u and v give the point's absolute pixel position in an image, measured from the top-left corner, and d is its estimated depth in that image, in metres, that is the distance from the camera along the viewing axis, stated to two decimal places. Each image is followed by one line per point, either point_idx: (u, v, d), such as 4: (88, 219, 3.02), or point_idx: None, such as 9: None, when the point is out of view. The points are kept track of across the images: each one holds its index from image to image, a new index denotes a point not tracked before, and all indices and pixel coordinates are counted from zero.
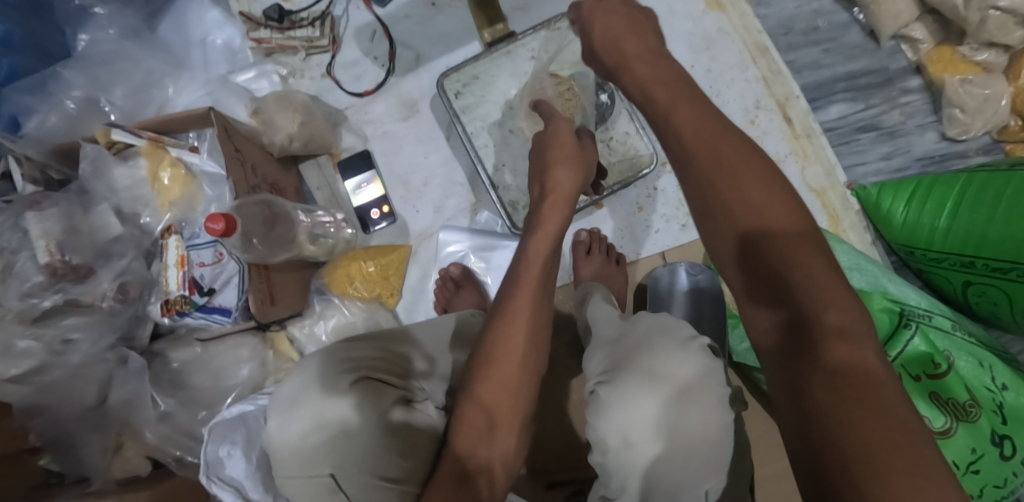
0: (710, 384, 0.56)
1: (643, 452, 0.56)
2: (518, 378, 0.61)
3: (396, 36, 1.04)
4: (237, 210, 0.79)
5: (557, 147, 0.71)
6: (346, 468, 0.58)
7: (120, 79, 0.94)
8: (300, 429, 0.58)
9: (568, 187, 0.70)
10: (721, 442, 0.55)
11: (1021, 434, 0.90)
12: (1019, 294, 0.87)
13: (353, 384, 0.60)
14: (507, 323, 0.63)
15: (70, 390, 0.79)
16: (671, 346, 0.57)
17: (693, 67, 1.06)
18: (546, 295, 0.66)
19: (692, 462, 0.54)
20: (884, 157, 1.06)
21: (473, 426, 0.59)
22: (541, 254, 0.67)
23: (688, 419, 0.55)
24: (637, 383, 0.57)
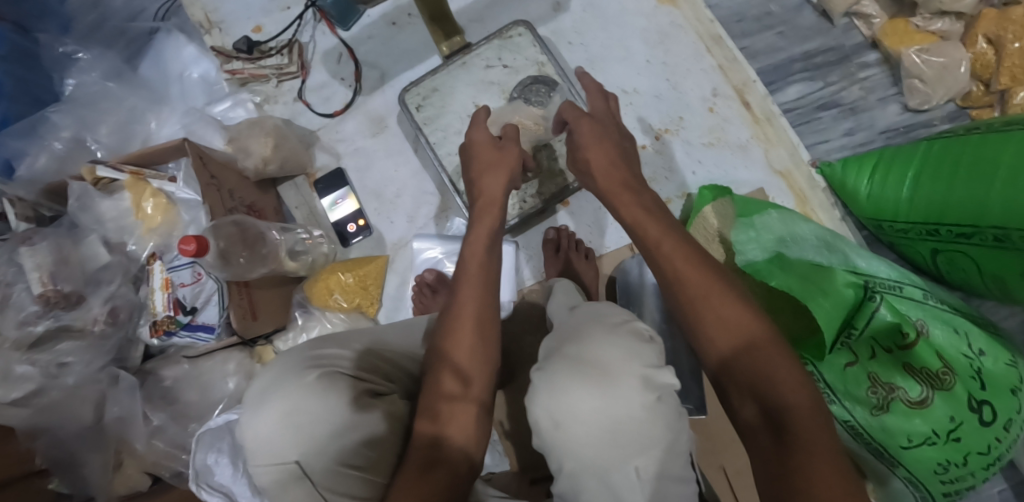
0: (637, 363, 0.50)
1: (575, 434, 0.49)
2: (473, 367, 0.61)
3: (361, 56, 1.09)
4: (212, 231, 0.84)
5: (479, 162, 0.76)
6: (312, 455, 0.55)
7: (107, 118, 1.01)
8: (269, 419, 0.55)
9: (496, 192, 0.74)
10: (650, 424, 0.49)
11: (1000, 398, 0.88)
12: (987, 258, 0.87)
13: (321, 375, 0.58)
14: (456, 322, 0.63)
15: (67, 411, 0.83)
16: (598, 330, 0.53)
17: (650, 62, 1.08)
18: (494, 292, 0.67)
19: (618, 441, 0.48)
20: (846, 134, 1.06)
21: (432, 407, 0.59)
22: (480, 255, 0.69)
23: (612, 402, 0.48)
24: (568, 364, 0.51)
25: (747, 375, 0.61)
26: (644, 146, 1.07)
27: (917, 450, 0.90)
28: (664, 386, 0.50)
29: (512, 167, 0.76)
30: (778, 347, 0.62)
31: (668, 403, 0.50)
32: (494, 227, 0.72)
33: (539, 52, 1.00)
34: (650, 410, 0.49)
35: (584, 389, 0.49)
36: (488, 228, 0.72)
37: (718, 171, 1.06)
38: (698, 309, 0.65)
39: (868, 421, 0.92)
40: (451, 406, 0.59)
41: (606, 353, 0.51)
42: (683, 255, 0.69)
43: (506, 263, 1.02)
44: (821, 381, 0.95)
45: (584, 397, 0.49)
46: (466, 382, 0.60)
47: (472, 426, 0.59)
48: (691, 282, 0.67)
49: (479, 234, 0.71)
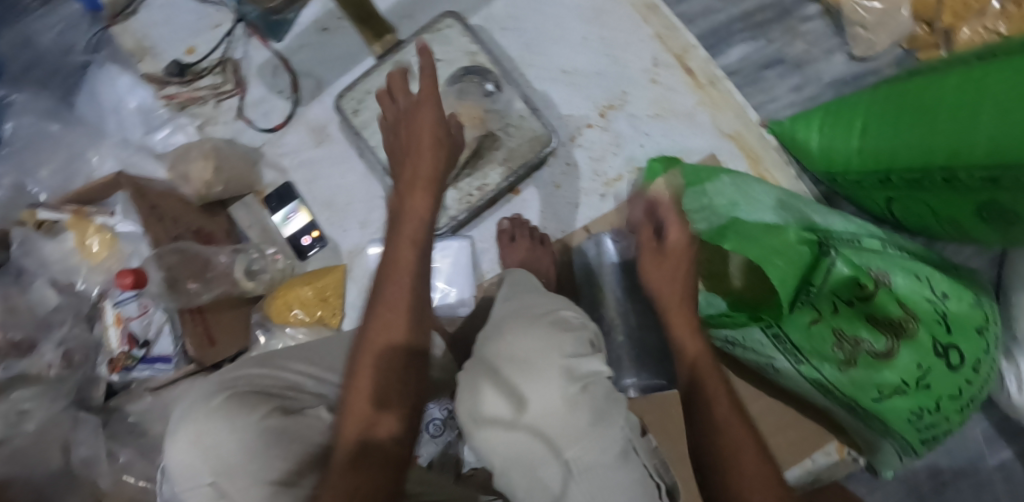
0: (553, 355, 0.51)
1: (496, 433, 0.49)
2: (401, 360, 0.59)
3: (296, 67, 1.08)
4: (155, 260, 0.84)
5: (418, 138, 0.67)
6: (225, 474, 0.55)
7: (46, 160, 0.99)
8: (177, 445, 0.56)
9: (433, 172, 0.66)
10: (570, 413, 0.49)
11: (965, 339, 0.87)
12: (940, 201, 0.85)
13: (227, 398, 0.59)
14: (388, 308, 0.60)
15: (35, 457, 0.83)
16: (518, 324, 0.55)
17: (586, 39, 1.06)
18: (424, 276, 0.63)
19: (540, 436, 0.48)
20: (793, 90, 1.05)
21: (358, 405, 0.56)
22: (410, 235, 0.64)
23: (530, 395, 0.49)
24: (486, 364, 0.52)
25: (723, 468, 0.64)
26: (588, 125, 1.05)
27: (888, 400, 0.89)
28: (581, 374, 0.51)
29: (443, 138, 0.69)
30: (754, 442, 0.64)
31: (591, 392, 0.51)
32: (426, 205, 0.65)
33: (469, 41, 0.99)
34: (568, 401, 0.49)
35: (497, 388, 0.50)
36: (423, 205, 0.65)
37: (667, 141, 1.04)
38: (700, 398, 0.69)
39: (838, 378, 0.91)
40: (378, 401, 0.57)
41: (522, 349, 0.52)
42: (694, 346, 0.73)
43: (461, 259, 1.01)
44: (786, 343, 0.93)
45: (501, 395, 0.50)
46: (394, 375, 0.58)
47: (403, 420, 0.57)
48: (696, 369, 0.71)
49: (408, 212, 0.64)
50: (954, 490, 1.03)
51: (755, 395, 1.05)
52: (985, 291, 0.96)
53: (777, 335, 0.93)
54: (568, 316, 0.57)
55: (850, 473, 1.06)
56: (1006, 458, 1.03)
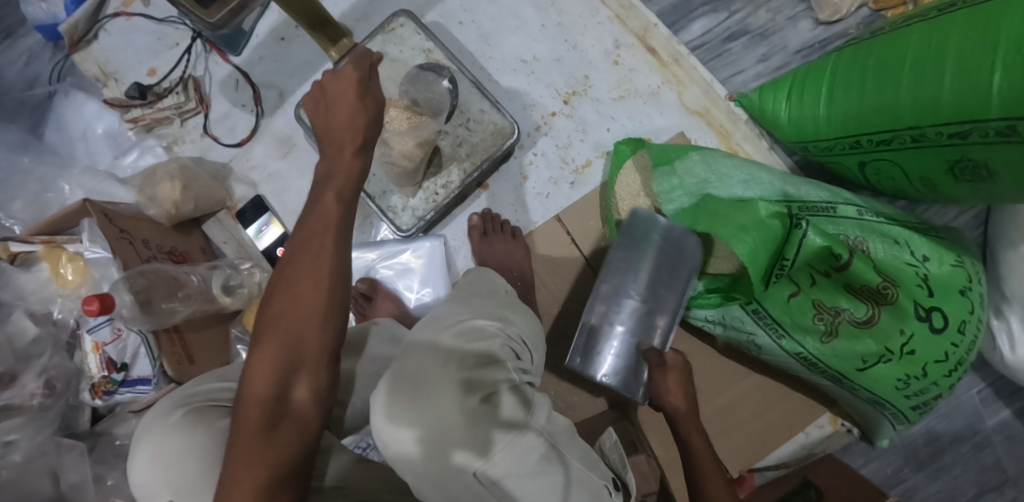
0: (453, 369, 0.52)
1: (401, 448, 0.49)
2: (320, 317, 0.57)
3: (257, 79, 1.08)
4: (125, 282, 0.83)
5: (339, 107, 0.64)
6: (184, 492, 0.53)
7: (17, 193, 0.99)
8: (141, 468, 0.55)
9: (358, 134, 0.64)
10: (471, 423, 0.48)
11: (949, 302, 0.85)
12: (911, 162, 0.83)
13: (187, 412, 0.57)
14: (307, 263, 0.59)
15: (24, 486, 0.84)
16: (419, 342, 0.56)
17: (544, 26, 1.04)
18: (348, 234, 0.61)
19: (445, 443, 0.47)
20: (760, 60, 1.03)
21: (267, 366, 0.56)
22: (335, 188, 0.62)
23: (428, 410, 0.49)
24: (387, 381, 0.53)
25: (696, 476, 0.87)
26: (553, 113, 1.04)
27: (873, 369, 0.88)
28: (485, 383, 0.51)
29: (362, 106, 0.65)
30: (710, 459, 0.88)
31: (496, 402, 0.50)
32: (357, 164, 0.64)
33: (424, 39, 0.98)
34: (465, 413, 0.48)
35: (402, 412, 0.49)
36: (352, 168, 0.63)
37: (633, 123, 1.03)
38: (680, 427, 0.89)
39: (820, 350, 0.90)
40: (295, 366, 0.56)
41: (419, 367, 0.52)
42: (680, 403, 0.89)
43: (435, 258, 1.00)
44: (765, 317, 0.92)
45: (401, 412, 0.49)
46: (304, 335, 0.57)
47: (320, 378, 0.57)
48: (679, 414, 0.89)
49: (336, 170, 0.63)
50: (953, 454, 1.01)
51: (743, 372, 1.03)
52: (969, 251, 0.93)
53: (756, 309, 0.92)
54: (477, 326, 0.58)
55: (845, 445, 1.04)
56: (1005, 417, 1.01)
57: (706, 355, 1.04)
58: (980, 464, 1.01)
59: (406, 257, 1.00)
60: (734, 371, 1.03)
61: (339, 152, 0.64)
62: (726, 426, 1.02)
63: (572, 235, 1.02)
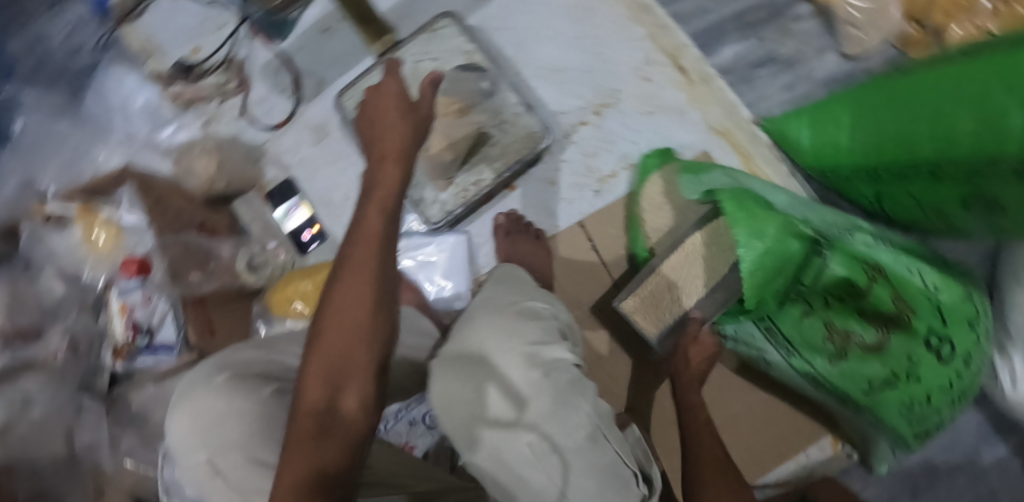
0: (515, 343, 0.57)
1: (459, 416, 0.55)
2: (366, 329, 0.60)
3: (298, 66, 1.10)
4: (160, 251, 0.92)
5: (384, 116, 0.70)
6: (221, 454, 0.57)
7: (53, 160, 1.05)
8: (179, 424, 0.58)
9: (400, 141, 0.69)
10: (531, 397, 0.54)
11: (960, 332, 0.88)
12: (927, 194, 0.86)
13: (231, 376, 0.60)
14: (350, 277, 0.61)
15: (40, 444, 0.86)
16: (483, 314, 0.61)
17: (579, 38, 1.07)
18: (392, 246, 0.64)
19: (501, 416, 0.54)
20: (785, 88, 1.06)
21: (317, 378, 0.58)
22: (378, 205, 0.65)
23: (491, 379, 0.55)
24: (451, 353, 0.58)
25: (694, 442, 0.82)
26: (583, 123, 1.07)
27: (879, 392, 0.90)
28: (543, 360, 0.56)
29: (403, 111, 0.70)
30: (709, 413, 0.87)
31: (557, 377, 0.56)
32: (398, 173, 0.67)
33: (466, 41, 1.02)
34: (528, 384, 0.54)
35: (464, 383, 0.55)
36: (393, 177, 0.67)
37: (658, 138, 1.06)
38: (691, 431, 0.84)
39: (829, 371, 0.92)
40: (342, 378, 0.59)
41: (483, 337, 0.58)
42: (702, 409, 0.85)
43: (457, 254, 1.03)
44: (777, 335, 0.94)
45: (464, 380, 0.55)
46: (351, 348, 0.59)
47: (367, 389, 0.60)
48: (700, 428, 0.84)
49: (381, 180, 0.66)
50: (949, 483, 1.04)
51: (750, 387, 1.05)
52: (978, 285, 0.96)
53: (768, 326, 0.94)
54: (533, 308, 0.62)
55: (844, 469, 1.06)
56: (1003, 453, 1.03)
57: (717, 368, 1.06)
58: (976, 496, 1.03)
59: (429, 250, 1.02)
60: (743, 385, 1.05)
61: (381, 165, 0.67)
62: (728, 439, 1.04)
63: (593, 241, 1.05)
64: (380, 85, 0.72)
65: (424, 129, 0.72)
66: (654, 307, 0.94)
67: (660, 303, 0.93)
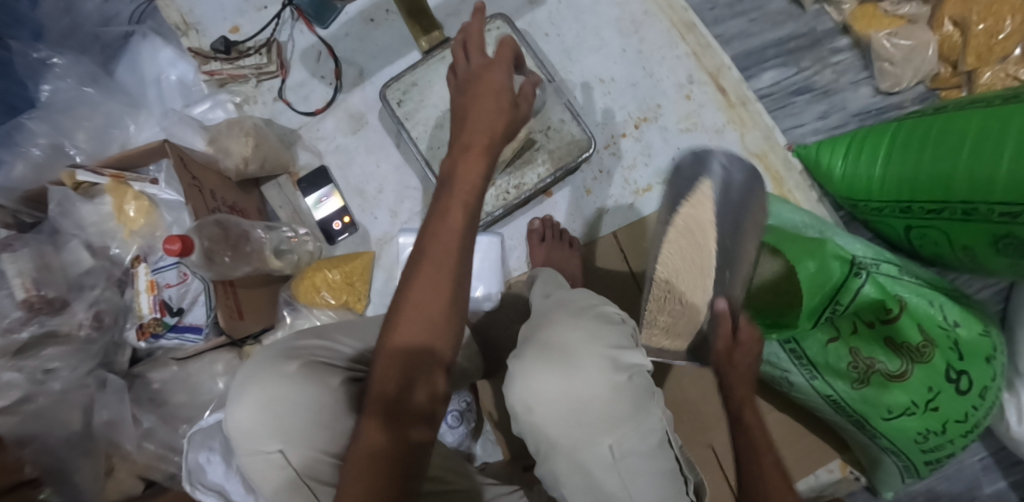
0: (599, 347, 0.59)
1: (544, 416, 0.57)
2: (443, 327, 0.62)
3: (340, 54, 1.10)
4: (195, 231, 0.83)
5: (475, 107, 0.68)
6: (294, 445, 0.61)
7: (82, 123, 0.97)
8: (246, 409, 0.62)
9: (484, 132, 0.67)
10: (614, 400, 0.57)
11: (976, 367, 0.91)
12: (957, 232, 0.89)
13: (301, 366, 0.64)
14: (430, 273, 0.62)
15: (55, 417, 0.84)
16: (563, 314, 0.62)
17: (625, 51, 1.09)
18: (473, 244, 0.64)
19: (587, 419, 0.57)
20: (820, 117, 1.09)
21: (391, 370, 0.62)
22: (461, 200, 0.65)
23: (578, 382, 0.57)
24: (532, 350, 0.60)
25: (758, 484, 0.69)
26: (623, 134, 1.08)
27: (897, 420, 0.92)
28: (625, 366, 0.59)
29: (497, 98, 0.68)
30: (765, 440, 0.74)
31: (636, 381, 0.59)
32: (480, 165, 0.66)
33: (516, 45, 1.03)
34: (613, 388, 0.57)
35: (551, 384, 0.58)
36: (476, 170, 0.66)
37: None
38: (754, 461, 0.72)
39: (850, 395, 0.94)
40: (417, 371, 0.62)
41: (567, 338, 0.59)
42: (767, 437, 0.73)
43: (490, 255, 1.05)
44: (801, 357, 0.96)
45: (550, 380, 0.58)
46: (428, 346, 0.62)
47: (439, 384, 0.63)
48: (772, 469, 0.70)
49: (463, 174, 0.65)
50: None
51: (764, 410, 1.07)
52: (992, 321, 1.00)
53: (794, 348, 0.96)
54: (608, 312, 0.64)
55: (851, 491, 1.08)
56: (1002, 487, 1.07)
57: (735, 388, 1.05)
58: None
59: None
60: (756, 405, 1.07)
61: (464, 154, 0.66)
62: None
63: (625, 252, 1.06)
64: (480, 68, 0.71)
65: (511, 129, 0.70)
66: (687, 325, 0.88)
67: (675, 317, 0.89)
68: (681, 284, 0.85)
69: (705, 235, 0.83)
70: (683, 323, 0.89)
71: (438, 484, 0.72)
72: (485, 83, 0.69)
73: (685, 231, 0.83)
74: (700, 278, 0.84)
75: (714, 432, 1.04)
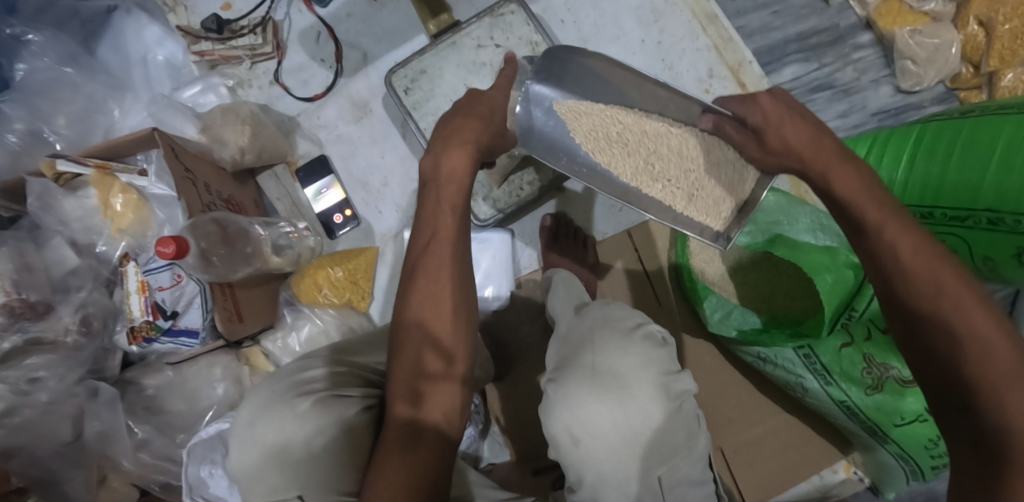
0: (652, 374, 0.64)
1: (592, 447, 0.62)
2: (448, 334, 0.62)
3: (341, 36, 1.03)
4: (190, 230, 0.76)
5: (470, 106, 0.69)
6: (311, 490, 0.61)
7: (62, 107, 0.90)
8: (261, 451, 0.63)
9: (474, 130, 0.66)
10: (664, 429, 0.62)
11: None
12: (980, 241, 0.86)
13: (313, 402, 0.64)
14: (432, 278, 0.63)
15: (45, 429, 0.79)
16: (613, 339, 0.65)
17: (644, 41, 1.05)
18: (465, 243, 0.65)
19: (638, 450, 0.62)
20: (840, 115, 1.06)
21: (403, 393, 0.60)
22: (450, 204, 0.65)
23: (632, 414, 0.62)
24: (583, 378, 0.63)
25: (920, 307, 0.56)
26: None
27: (910, 427, 0.84)
28: (675, 392, 0.63)
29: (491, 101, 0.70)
30: (921, 253, 0.57)
31: (682, 406, 0.64)
32: (465, 163, 0.65)
33: (532, 31, 0.97)
34: (664, 416, 0.62)
35: (603, 412, 0.62)
36: (460, 162, 0.65)
37: None
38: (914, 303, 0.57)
39: (864, 403, 0.86)
40: (421, 351, 0.62)
41: (620, 367, 0.63)
42: (913, 244, 0.58)
43: (501, 254, 1.01)
44: (815, 363, 0.87)
45: (604, 411, 0.62)
46: (441, 351, 0.62)
47: (453, 401, 0.62)
48: (952, 282, 0.56)
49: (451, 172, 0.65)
50: None
51: (774, 410, 1.01)
52: None
53: (807, 354, 0.87)
54: (653, 332, 0.68)
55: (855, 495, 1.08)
56: None
57: (747, 391, 1.02)
58: None
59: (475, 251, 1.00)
60: (767, 407, 1.01)
61: (449, 150, 0.65)
62: (751, 459, 1.00)
63: (639, 251, 1.04)
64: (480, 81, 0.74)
65: (493, 131, 0.69)
66: (717, 167, 0.76)
67: (703, 188, 0.77)
68: (662, 161, 0.79)
69: (618, 119, 0.79)
70: (705, 177, 0.76)
71: None
72: (480, 95, 0.71)
73: (606, 135, 0.80)
74: (669, 139, 0.78)
75: (725, 433, 1.01)
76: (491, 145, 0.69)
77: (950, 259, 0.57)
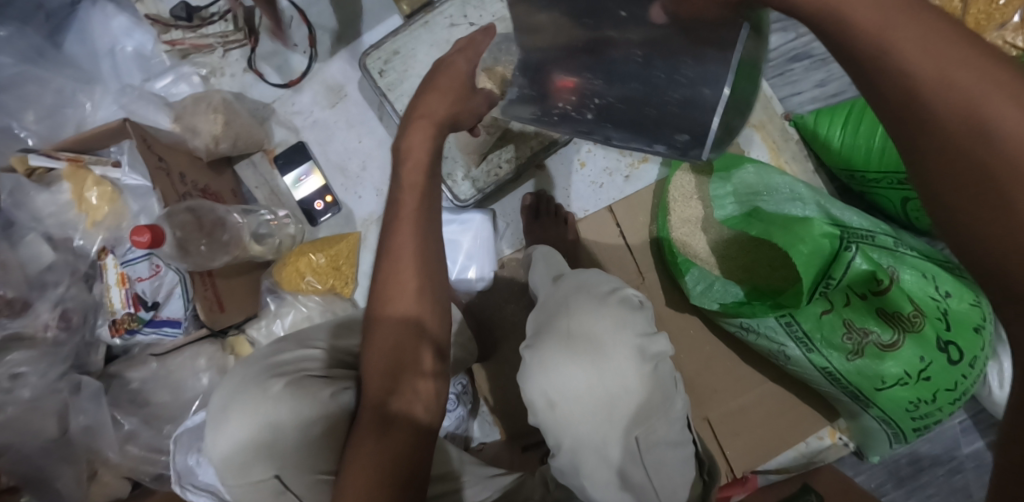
0: (628, 337, 0.64)
1: (569, 410, 0.62)
2: (415, 314, 0.63)
3: (313, 19, 1.01)
4: (166, 219, 0.75)
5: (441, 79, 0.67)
6: (289, 470, 0.62)
7: (30, 103, 0.89)
8: (234, 433, 0.63)
9: (437, 111, 0.65)
10: (641, 392, 0.63)
11: (965, 337, 0.84)
12: None
13: (287, 383, 0.64)
14: (396, 261, 0.63)
15: (29, 425, 0.79)
16: (589, 304, 0.66)
17: None
18: (428, 226, 0.65)
19: (616, 411, 0.62)
20: (818, 84, 1.06)
21: (377, 374, 0.61)
22: (416, 187, 0.65)
23: (608, 377, 0.62)
24: (560, 343, 0.64)
25: (954, 160, 0.45)
26: None
27: (890, 391, 0.85)
28: (651, 354, 0.64)
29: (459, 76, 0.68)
30: (954, 84, 0.45)
31: (658, 368, 0.64)
32: (426, 139, 0.65)
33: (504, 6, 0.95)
34: (640, 377, 0.63)
35: (579, 374, 0.62)
36: (422, 135, 0.66)
37: None
38: (937, 159, 0.46)
39: (845, 367, 0.86)
40: (394, 333, 0.62)
41: (596, 330, 0.64)
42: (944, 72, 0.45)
43: (483, 232, 0.99)
44: (796, 331, 0.88)
45: (580, 375, 0.62)
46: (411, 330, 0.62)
47: (427, 381, 0.62)
48: (1010, 137, 0.44)
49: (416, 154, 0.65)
50: (931, 476, 1.02)
51: (760, 379, 1.02)
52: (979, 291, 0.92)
53: (788, 321, 0.87)
54: (628, 296, 0.68)
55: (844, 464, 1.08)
56: (980, 447, 1.02)
57: (731, 363, 1.02)
58: None
59: (457, 229, 0.99)
60: (752, 377, 1.02)
61: (412, 125, 0.66)
62: (737, 428, 1.01)
63: (621, 226, 1.04)
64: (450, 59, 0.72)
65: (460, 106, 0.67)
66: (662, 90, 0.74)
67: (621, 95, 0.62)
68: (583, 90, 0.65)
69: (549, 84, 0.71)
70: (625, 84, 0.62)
71: (444, 484, 0.69)
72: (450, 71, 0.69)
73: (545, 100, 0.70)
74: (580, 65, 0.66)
75: (710, 403, 1.02)
76: (454, 120, 0.67)
77: (999, 82, 0.45)
